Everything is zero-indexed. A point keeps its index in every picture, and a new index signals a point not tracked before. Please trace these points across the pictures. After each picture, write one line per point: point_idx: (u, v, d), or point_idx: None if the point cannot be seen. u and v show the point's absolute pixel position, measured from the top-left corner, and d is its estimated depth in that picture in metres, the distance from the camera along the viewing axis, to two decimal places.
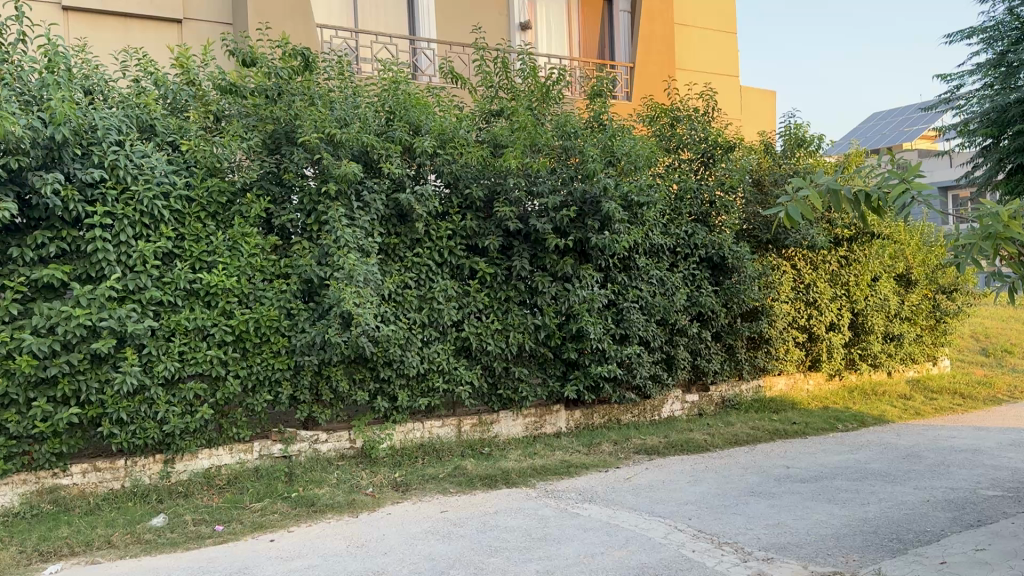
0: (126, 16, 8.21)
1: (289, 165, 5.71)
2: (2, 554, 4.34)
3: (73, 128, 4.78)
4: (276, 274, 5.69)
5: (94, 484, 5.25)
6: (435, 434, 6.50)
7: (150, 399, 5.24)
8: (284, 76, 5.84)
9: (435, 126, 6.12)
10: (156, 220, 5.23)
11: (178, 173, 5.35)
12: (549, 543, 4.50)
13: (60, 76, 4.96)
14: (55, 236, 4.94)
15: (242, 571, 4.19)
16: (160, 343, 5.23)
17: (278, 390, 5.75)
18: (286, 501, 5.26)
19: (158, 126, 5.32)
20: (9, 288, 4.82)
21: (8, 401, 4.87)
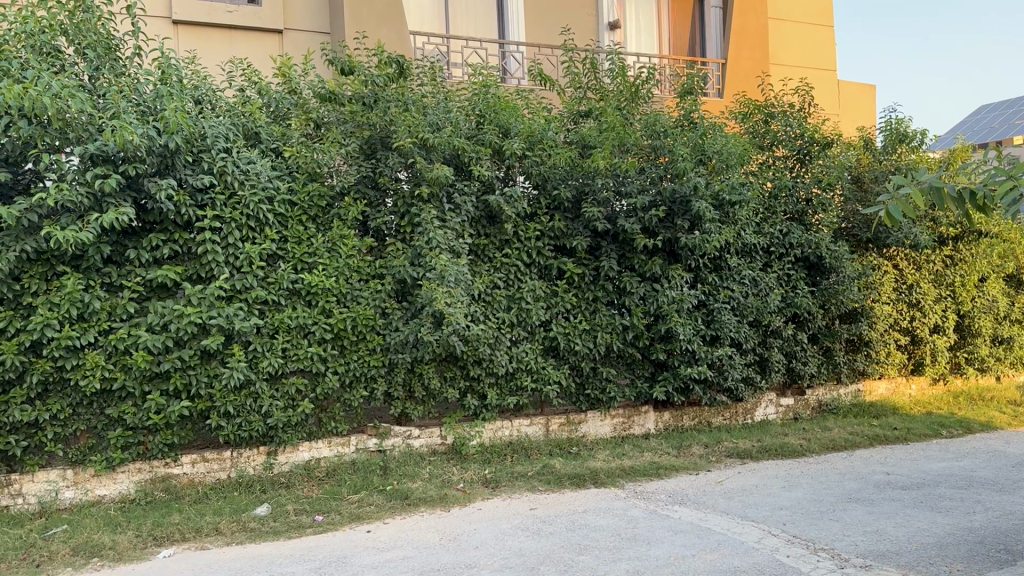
0: (231, 29, 8.60)
1: (384, 169, 5.89)
2: (121, 537, 4.64)
3: (185, 136, 5.05)
4: (371, 275, 5.87)
5: (202, 474, 5.54)
6: (524, 432, 6.56)
7: (255, 394, 5.49)
8: (380, 83, 6.00)
9: (524, 128, 6.18)
10: (261, 223, 5.47)
11: (282, 178, 5.59)
12: (638, 545, 4.49)
13: (172, 87, 5.25)
14: (169, 239, 5.24)
15: (340, 559, 4.35)
16: (265, 340, 5.46)
17: (374, 386, 5.93)
18: (381, 494, 5.43)
19: (263, 134, 5.60)
20: (127, 287, 5.13)
21: (126, 394, 5.18)
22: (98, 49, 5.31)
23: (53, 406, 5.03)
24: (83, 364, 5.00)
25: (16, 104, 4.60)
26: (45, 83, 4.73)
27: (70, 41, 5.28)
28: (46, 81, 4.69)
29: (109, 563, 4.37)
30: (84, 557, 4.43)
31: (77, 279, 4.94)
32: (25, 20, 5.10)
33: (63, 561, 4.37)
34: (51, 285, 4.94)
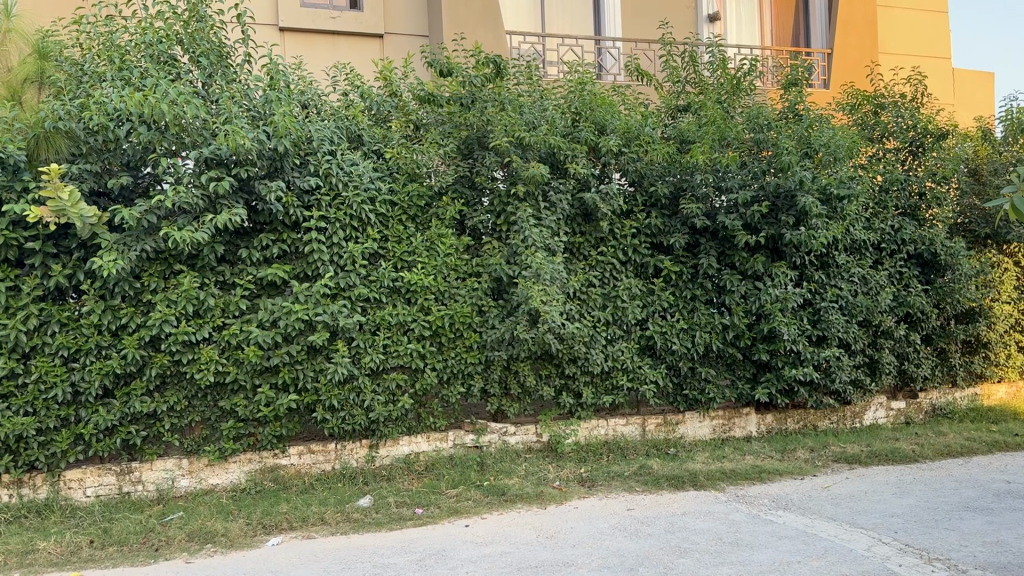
0: (334, 35, 8.87)
1: (481, 168, 5.94)
2: (233, 524, 4.85)
3: (293, 139, 5.24)
4: (469, 273, 5.94)
5: (308, 465, 5.74)
6: (621, 432, 6.50)
7: (358, 388, 5.64)
8: (477, 84, 6.06)
9: (621, 125, 6.12)
10: (364, 223, 5.62)
11: (384, 179, 5.73)
12: (741, 549, 4.38)
13: (280, 93, 5.46)
14: (278, 239, 5.44)
15: (440, 552, 4.42)
16: (367, 337, 5.60)
17: (471, 383, 6.00)
18: (478, 489, 5.49)
19: (365, 136, 5.76)
20: (239, 285, 5.36)
21: (237, 387, 5.41)
22: (211, 57, 5.56)
23: (171, 398, 5.29)
24: (198, 358, 5.24)
25: (137, 111, 4.85)
26: (163, 91, 4.98)
27: (185, 50, 5.54)
28: (164, 88, 4.94)
29: (222, 549, 4.57)
30: (199, 542, 4.66)
31: (193, 277, 5.18)
32: (144, 31, 5.39)
33: (180, 546, 4.61)
34: (169, 283, 5.19)
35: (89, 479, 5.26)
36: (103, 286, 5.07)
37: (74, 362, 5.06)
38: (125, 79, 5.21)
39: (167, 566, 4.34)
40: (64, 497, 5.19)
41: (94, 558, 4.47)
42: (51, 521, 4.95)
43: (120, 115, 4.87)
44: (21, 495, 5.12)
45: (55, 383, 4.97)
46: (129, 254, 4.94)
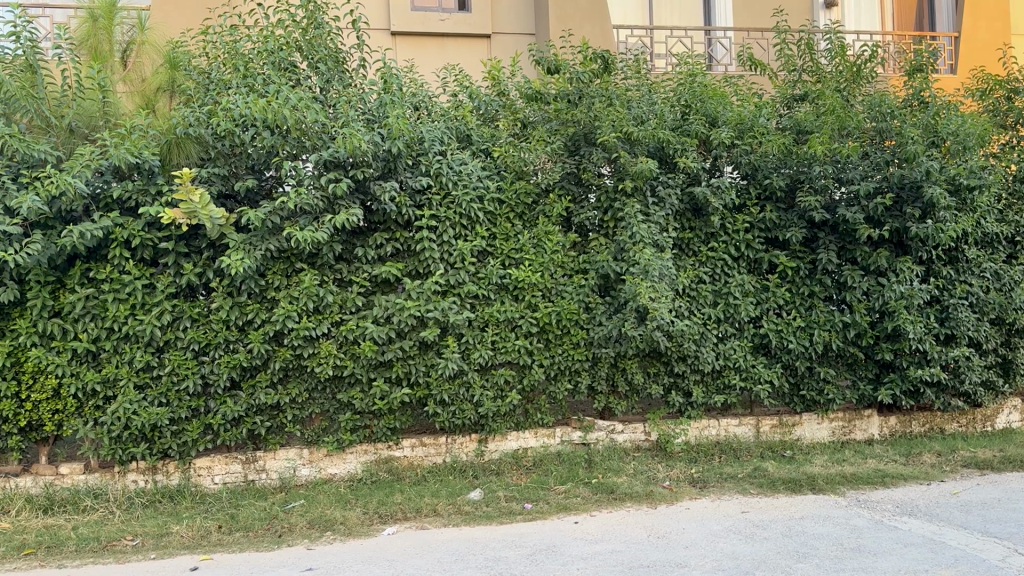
0: (443, 37, 9.07)
1: (588, 165, 5.92)
2: (351, 513, 5.04)
3: (406, 141, 5.39)
4: (575, 270, 5.94)
5: (420, 457, 5.89)
6: (733, 432, 6.36)
7: (468, 383, 5.73)
8: (584, 80, 6.07)
9: (733, 116, 5.97)
10: (472, 221, 5.70)
11: (492, 177, 5.82)
12: (863, 556, 4.22)
13: (394, 96, 5.62)
14: (391, 237, 5.62)
15: (551, 548, 4.45)
16: (476, 333, 5.68)
17: (578, 379, 6.01)
18: (587, 486, 5.50)
19: (474, 136, 5.89)
20: (355, 283, 5.54)
21: (353, 380, 5.60)
22: (328, 62, 5.77)
23: (293, 390, 5.53)
24: (318, 353, 5.45)
25: (261, 117, 5.08)
26: (285, 97, 5.20)
27: (304, 57, 5.76)
28: (285, 94, 5.16)
29: (341, 537, 4.75)
30: (319, 530, 4.86)
31: (313, 275, 5.39)
32: (266, 39, 5.63)
33: (301, 533, 4.81)
34: (290, 281, 5.42)
35: (218, 467, 5.57)
36: (231, 283, 5.34)
37: (204, 356, 5.35)
38: (249, 86, 5.46)
39: (290, 552, 4.54)
40: (195, 483, 5.50)
41: (223, 542, 4.72)
42: (183, 505, 5.27)
43: (245, 120, 5.11)
44: (157, 480, 5.45)
45: (187, 375, 5.26)
46: (254, 253, 5.17)
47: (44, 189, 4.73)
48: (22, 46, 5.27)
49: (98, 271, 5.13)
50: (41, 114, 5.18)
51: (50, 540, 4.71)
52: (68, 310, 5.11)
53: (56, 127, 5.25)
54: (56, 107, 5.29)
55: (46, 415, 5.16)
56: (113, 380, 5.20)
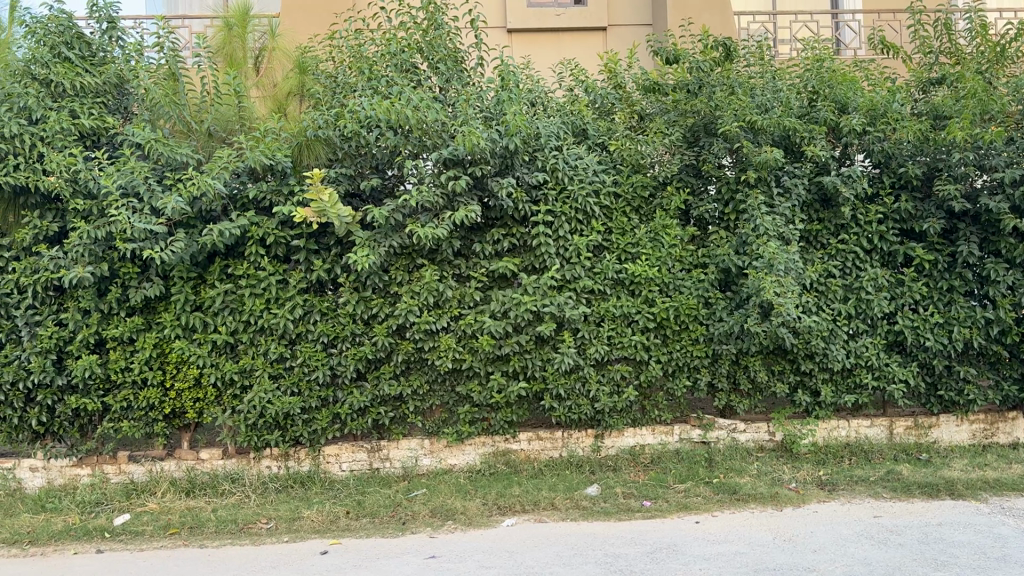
0: (559, 32, 9.23)
1: (708, 156, 5.78)
2: (471, 504, 5.14)
3: (524, 137, 5.40)
4: (695, 265, 5.82)
5: (537, 451, 5.94)
6: (864, 434, 6.10)
7: (584, 378, 5.73)
8: (705, 68, 5.91)
9: (865, 102, 5.68)
10: (588, 216, 5.69)
11: (608, 171, 5.79)
12: (1009, 567, 3.96)
13: (511, 93, 5.65)
14: (508, 233, 5.67)
15: (672, 547, 4.40)
16: (592, 328, 5.68)
17: (697, 376, 5.90)
18: (708, 486, 5.40)
19: (590, 130, 5.88)
20: (473, 278, 5.65)
21: (472, 373, 5.70)
22: (448, 62, 5.88)
23: (414, 382, 5.68)
24: (438, 346, 5.58)
25: (386, 118, 5.24)
26: (407, 98, 5.34)
27: (424, 58, 5.89)
28: (408, 95, 5.31)
29: (462, 526, 4.85)
30: (441, 519, 4.98)
31: (433, 271, 5.51)
32: (389, 42, 5.80)
33: (424, 521, 4.95)
34: (412, 276, 5.57)
35: (345, 454, 5.79)
36: (357, 279, 5.54)
37: (332, 348, 5.58)
38: (374, 88, 5.64)
39: (413, 539, 4.67)
40: (323, 470, 5.74)
41: (350, 527, 4.91)
42: (313, 491, 5.52)
43: (370, 121, 5.26)
44: (288, 467, 5.72)
45: (316, 366, 5.50)
46: (379, 249, 5.33)
47: (187, 190, 5.05)
48: (164, 56, 5.64)
49: (236, 267, 5.42)
50: (182, 120, 5.56)
51: (193, 521, 5.03)
52: (209, 304, 5.42)
53: (196, 132, 5.58)
54: (197, 113, 5.64)
55: (188, 403, 5.49)
56: (249, 371, 5.49)
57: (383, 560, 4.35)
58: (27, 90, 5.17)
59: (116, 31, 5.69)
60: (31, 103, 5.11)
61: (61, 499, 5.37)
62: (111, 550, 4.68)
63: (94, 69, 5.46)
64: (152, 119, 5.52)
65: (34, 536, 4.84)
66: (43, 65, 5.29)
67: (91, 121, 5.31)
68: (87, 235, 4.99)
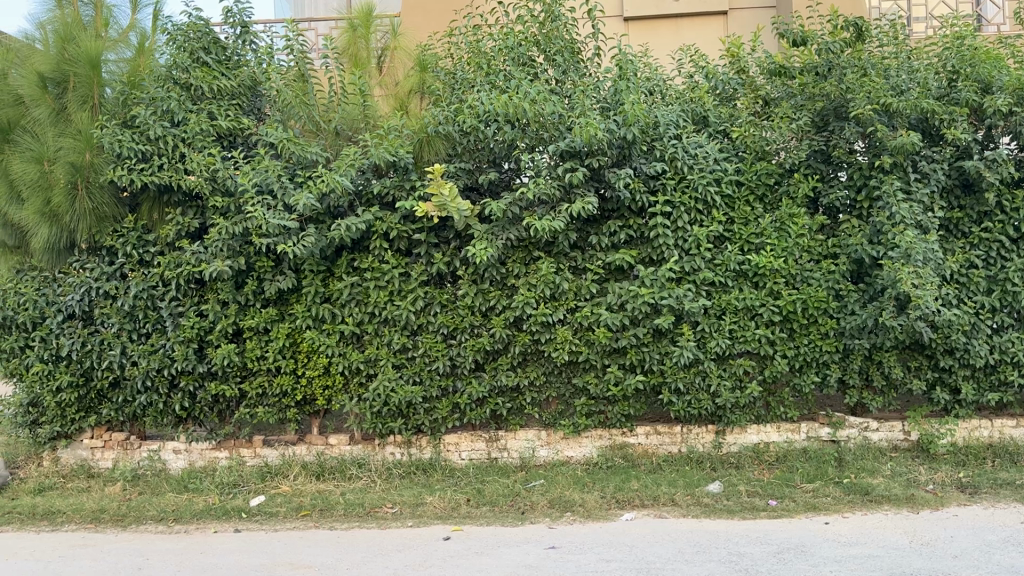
0: (677, 18, 9.25)
1: (839, 141, 5.53)
2: (589, 496, 5.14)
3: (642, 127, 5.34)
4: (824, 255, 5.60)
5: (656, 445, 5.87)
6: (1009, 435, 5.74)
7: (704, 372, 5.61)
8: (835, 50, 5.64)
9: (1011, 80, 5.29)
10: (709, 206, 5.56)
11: (731, 159, 5.66)
12: None
13: (629, 82, 5.58)
14: (625, 225, 5.60)
15: (799, 547, 4.26)
16: (713, 321, 5.55)
17: (827, 372, 5.68)
18: (837, 486, 5.20)
19: (711, 117, 5.73)
20: (590, 270, 5.61)
21: (589, 366, 5.69)
22: (565, 54, 5.88)
23: (531, 373, 5.71)
24: (554, 338, 5.59)
25: (503, 112, 5.27)
26: (524, 91, 5.38)
27: (541, 50, 5.91)
28: (526, 89, 5.35)
29: (580, 518, 4.86)
30: (559, 510, 5.00)
31: (550, 263, 5.52)
32: (507, 37, 5.86)
33: (542, 512, 4.98)
34: (529, 269, 5.60)
35: (464, 444, 5.90)
36: (475, 271, 5.63)
37: (452, 338, 5.69)
38: (492, 83, 5.71)
39: (533, 529, 4.72)
40: (444, 458, 5.88)
41: (471, 515, 5.01)
42: (435, 478, 5.66)
43: (488, 116, 5.32)
44: (411, 453, 5.88)
45: (437, 356, 5.62)
46: (497, 242, 5.40)
47: (317, 187, 5.28)
48: (294, 58, 5.91)
49: (362, 260, 5.61)
50: (312, 120, 5.82)
51: (322, 503, 5.26)
52: (337, 296, 5.64)
53: (324, 131, 5.84)
54: (326, 112, 5.88)
55: (318, 390, 5.74)
56: (374, 360, 5.68)
57: (503, 549, 4.42)
58: (170, 94, 5.50)
59: (249, 36, 5.94)
60: (174, 106, 5.44)
61: (203, 479, 5.71)
62: (249, 529, 4.95)
63: (229, 72, 5.74)
64: (283, 119, 5.80)
65: (179, 514, 5.17)
66: (183, 70, 5.61)
67: (228, 122, 5.59)
68: (226, 231, 5.31)
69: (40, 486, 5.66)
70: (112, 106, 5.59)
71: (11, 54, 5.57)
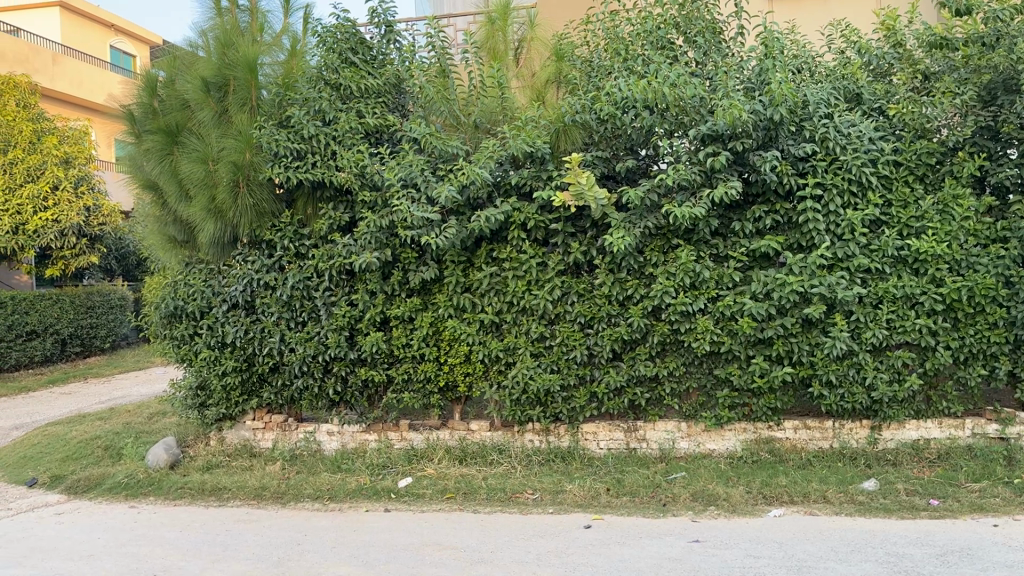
0: None
1: (1008, 116, 5.10)
2: (734, 491, 5.03)
3: (790, 106, 5.11)
4: (992, 239, 5.24)
5: (804, 441, 5.67)
6: None
7: (859, 364, 5.35)
8: (1005, 17, 5.24)
9: None
10: (864, 187, 5.27)
11: (887, 138, 5.37)
12: None
13: (774, 60, 5.38)
14: (771, 209, 5.41)
15: (966, 550, 4.00)
16: (868, 310, 5.28)
17: (995, 364, 5.34)
18: (1007, 487, 4.85)
19: (865, 94, 5.48)
20: (733, 258, 5.46)
21: (732, 357, 5.54)
22: (706, 35, 5.78)
23: (670, 363, 5.63)
24: (695, 328, 5.47)
25: (642, 98, 5.23)
26: (663, 76, 5.32)
27: (681, 33, 5.83)
28: (666, 73, 5.29)
29: (725, 513, 4.76)
30: (702, 503, 4.92)
31: (690, 251, 5.41)
32: (645, 21, 5.82)
33: (685, 505, 4.92)
34: (668, 257, 5.51)
35: (603, 433, 5.90)
36: (612, 260, 5.58)
37: (589, 328, 5.68)
38: (629, 69, 5.64)
39: (676, 522, 4.66)
40: (583, 447, 5.90)
41: (612, 505, 5.01)
42: (574, 467, 5.70)
43: (626, 103, 5.28)
44: (550, 441, 5.93)
45: (575, 345, 5.64)
46: (634, 231, 5.34)
47: (458, 179, 5.41)
48: (435, 54, 6.10)
49: (501, 251, 5.70)
50: (452, 115, 5.94)
51: (466, 487, 5.40)
52: (477, 286, 5.77)
53: (464, 125, 5.94)
54: (466, 107, 6.00)
55: (460, 377, 5.88)
56: (513, 348, 5.76)
57: (646, 540, 4.39)
58: (322, 94, 5.79)
59: (393, 35, 6.16)
60: (325, 106, 5.73)
61: (354, 461, 5.99)
62: (397, 510, 5.16)
63: (375, 71, 5.97)
64: (426, 115, 5.97)
65: (333, 494, 5.45)
66: (333, 71, 5.88)
67: (375, 120, 5.82)
68: (374, 224, 5.56)
69: (208, 464, 6.10)
70: (268, 107, 5.90)
71: (178, 63, 6.17)
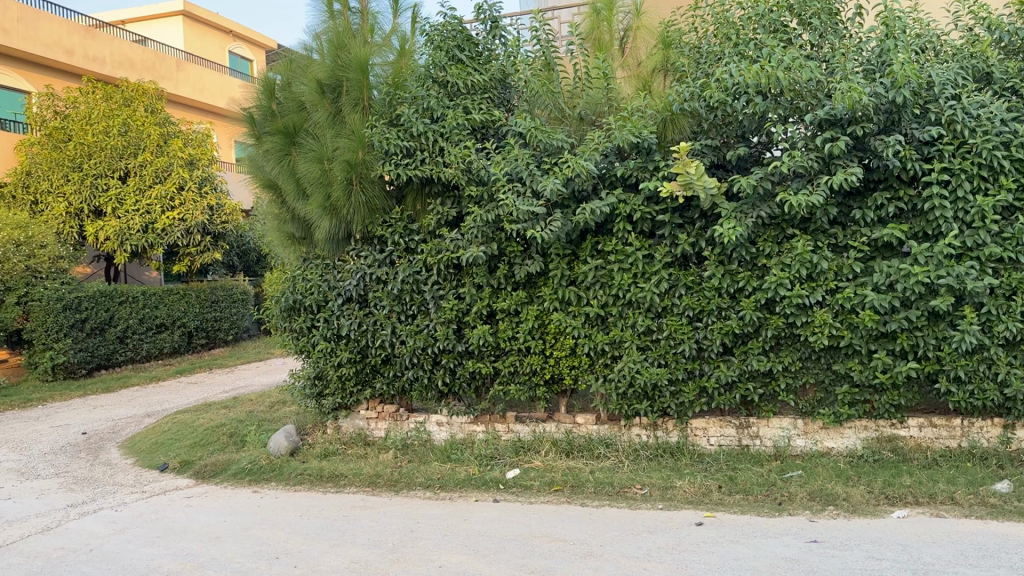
0: None
1: None
2: (854, 490, 4.85)
3: (914, 88, 4.87)
4: None
5: (930, 439, 5.40)
6: None
7: (990, 360, 5.08)
8: None
9: None
10: (995, 171, 4.98)
11: (1021, 119, 5.04)
12: None
13: (897, 40, 5.18)
14: (893, 196, 5.18)
15: None
16: (1001, 302, 5.01)
17: None
18: None
19: (996, 72, 5.15)
20: (852, 248, 5.24)
21: (851, 351, 5.33)
22: (822, 16, 5.55)
23: (785, 358, 5.46)
24: (812, 321, 5.30)
25: (754, 83, 5.09)
26: (777, 59, 5.12)
27: (795, 15, 5.61)
28: (779, 56, 5.10)
29: (845, 513, 4.60)
30: (821, 502, 4.77)
31: (806, 241, 5.23)
32: (757, 3, 5.64)
33: (801, 504, 4.78)
34: (782, 248, 5.34)
35: (714, 428, 5.79)
36: (722, 252, 5.48)
37: (698, 321, 5.58)
38: (740, 53, 5.51)
39: (792, 521, 4.53)
40: (693, 442, 5.81)
41: (724, 502, 4.92)
42: (684, 462, 5.62)
43: (738, 89, 5.17)
44: (658, 436, 5.88)
45: (683, 339, 5.54)
46: (746, 221, 5.20)
47: (563, 172, 5.40)
48: (540, 47, 6.13)
49: (607, 243, 5.67)
50: (558, 107, 5.97)
51: (574, 480, 5.42)
52: (582, 279, 5.75)
53: (570, 117, 5.96)
54: (570, 99, 6.03)
55: (565, 369, 5.89)
56: (620, 342, 5.71)
57: (760, 539, 4.29)
58: (430, 93, 5.89)
59: (499, 30, 6.21)
60: (433, 104, 5.83)
61: (463, 451, 6.10)
62: (506, 500, 5.23)
63: (481, 68, 6.03)
64: (530, 109, 5.98)
65: (444, 483, 5.58)
66: (441, 69, 5.98)
67: (481, 115, 5.87)
68: (481, 218, 5.62)
69: (326, 451, 6.34)
70: (379, 106, 6.07)
71: (294, 66, 6.41)
